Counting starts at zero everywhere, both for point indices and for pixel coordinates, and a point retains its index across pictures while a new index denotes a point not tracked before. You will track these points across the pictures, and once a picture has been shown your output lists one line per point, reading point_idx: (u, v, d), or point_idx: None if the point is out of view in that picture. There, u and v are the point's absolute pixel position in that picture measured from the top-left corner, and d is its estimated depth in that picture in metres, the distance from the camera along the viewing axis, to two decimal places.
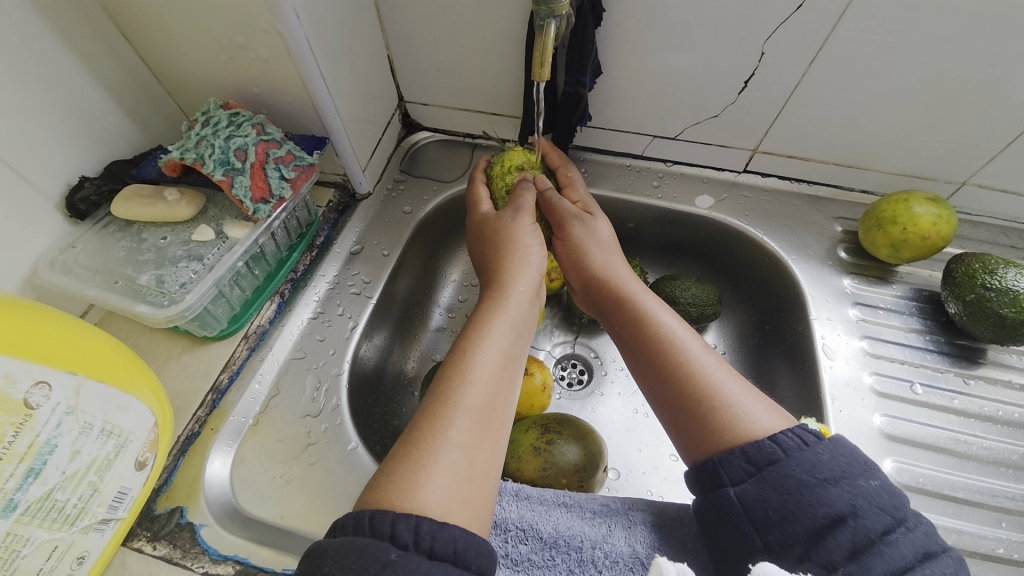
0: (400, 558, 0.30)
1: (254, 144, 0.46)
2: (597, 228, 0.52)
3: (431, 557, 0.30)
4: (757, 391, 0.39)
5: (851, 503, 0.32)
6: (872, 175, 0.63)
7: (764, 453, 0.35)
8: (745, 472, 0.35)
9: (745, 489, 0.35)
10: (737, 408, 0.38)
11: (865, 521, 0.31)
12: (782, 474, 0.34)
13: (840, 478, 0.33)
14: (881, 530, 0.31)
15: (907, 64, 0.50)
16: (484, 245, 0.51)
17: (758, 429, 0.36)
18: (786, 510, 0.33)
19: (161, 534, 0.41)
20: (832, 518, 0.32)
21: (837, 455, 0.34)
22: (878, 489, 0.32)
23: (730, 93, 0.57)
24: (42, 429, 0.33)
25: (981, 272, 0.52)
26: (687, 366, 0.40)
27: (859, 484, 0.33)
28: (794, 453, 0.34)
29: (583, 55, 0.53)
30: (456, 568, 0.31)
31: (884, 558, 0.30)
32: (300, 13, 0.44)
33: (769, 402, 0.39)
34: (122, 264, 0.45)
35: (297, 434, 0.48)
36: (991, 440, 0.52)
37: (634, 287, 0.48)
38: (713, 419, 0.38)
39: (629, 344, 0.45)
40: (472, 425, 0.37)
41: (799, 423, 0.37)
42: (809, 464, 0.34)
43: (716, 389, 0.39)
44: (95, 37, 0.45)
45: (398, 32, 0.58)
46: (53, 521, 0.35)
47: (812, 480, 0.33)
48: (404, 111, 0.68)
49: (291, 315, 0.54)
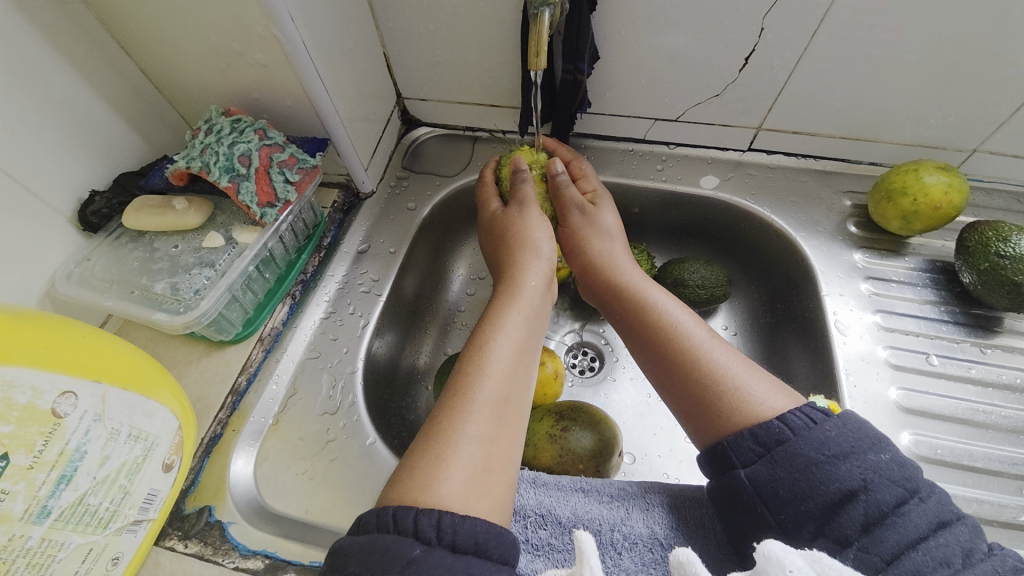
0: (423, 554, 0.30)
1: (257, 149, 0.47)
2: (603, 217, 0.52)
3: (453, 551, 0.31)
4: (765, 373, 0.39)
5: (862, 478, 0.32)
6: (880, 147, 0.61)
7: (773, 434, 0.35)
8: (754, 453, 0.35)
9: (755, 470, 0.35)
10: (744, 391, 0.38)
11: (877, 494, 0.31)
12: (791, 453, 0.34)
13: (850, 454, 0.33)
14: (894, 502, 0.31)
15: (912, 30, 0.49)
16: (493, 241, 0.52)
17: (766, 411, 0.36)
18: (798, 489, 0.33)
19: (191, 532, 0.43)
20: (844, 494, 0.32)
21: (845, 431, 0.34)
22: (888, 462, 0.32)
23: (731, 71, 0.56)
24: (71, 436, 0.35)
25: (995, 240, 0.51)
26: (694, 351, 0.41)
27: (869, 458, 0.33)
28: (802, 432, 0.34)
29: (580, 40, 0.52)
30: (478, 559, 0.31)
31: (897, 530, 0.30)
32: (294, 16, 0.44)
33: (777, 385, 0.39)
34: (137, 274, 0.46)
35: (316, 432, 0.49)
36: (1009, 408, 0.51)
37: (640, 276, 0.48)
38: (721, 402, 0.38)
39: (633, 331, 0.46)
40: (489, 418, 0.37)
41: (807, 401, 0.37)
42: (817, 441, 0.34)
43: (723, 373, 0.39)
44: (95, 51, 0.46)
45: (392, 29, 0.58)
46: (87, 525, 0.36)
47: (821, 457, 0.33)
48: (403, 108, 0.68)
49: (304, 316, 0.54)
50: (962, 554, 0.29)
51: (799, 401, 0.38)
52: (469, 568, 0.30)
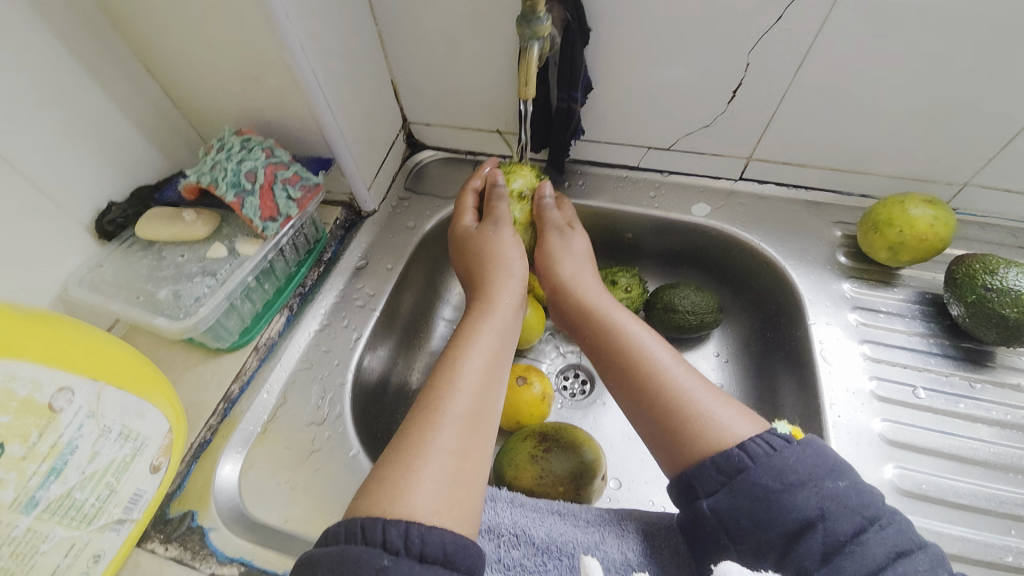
0: (392, 563, 0.31)
1: (264, 167, 0.50)
2: (574, 240, 0.54)
3: (422, 561, 0.32)
4: (727, 398, 0.41)
5: (820, 506, 0.34)
6: (870, 179, 0.62)
7: (734, 462, 0.36)
8: (717, 482, 0.36)
9: (717, 500, 0.36)
10: (708, 417, 0.39)
11: (834, 523, 0.33)
12: (751, 482, 0.35)
13: (807, 481, 0.35)
14: (851, 531, 0.33)
15: (891, 68, 0.51)
16: (466, 255, 0.53)
17: (728, 437, 0.38)
18: (758, 518, 0.35)
19: (173, 536, 0.44)
20: (802, 523, 0.34)
21: (803, 458, 0.36)
22: (845, 489, 0.34)
23: (719, 103, 0.58)
24: (64, 430, 0.37)
25: (981, 273, 0.51)
26: (660, 377, 0.42)
27: (826, 485, 0.34)
28: (761, 459, 0.36)
29: (573, 72, 0.55)
30: (446, 570, 0.32)
31: (855, 559, 0.32)
32: (304, 45, 0.48)
33: (740, 409, 0.40)
34: (144, 280, 0.49)
35: (302, 441, 0.50)
36: (999, 444, 0.51)
37: (608, 299, 0.49)
38: (686, 429, 0.39)
39: (601, 354, 0.47)
40: (460, 431, 0.38)
41: (770, 426, 0.38)
42: (775, 470, 0.35)
43: (687, 399, 0.40)
44: (123, 75, 0.50)
45: (399, 59, 0.61)
46: (71, 519, 0.38)
47: (779, 485, 0.35)
48: (408, 132, 0.71)
49: (300, 327, 0.57)
50: None
51: (763, 425, 0.39)
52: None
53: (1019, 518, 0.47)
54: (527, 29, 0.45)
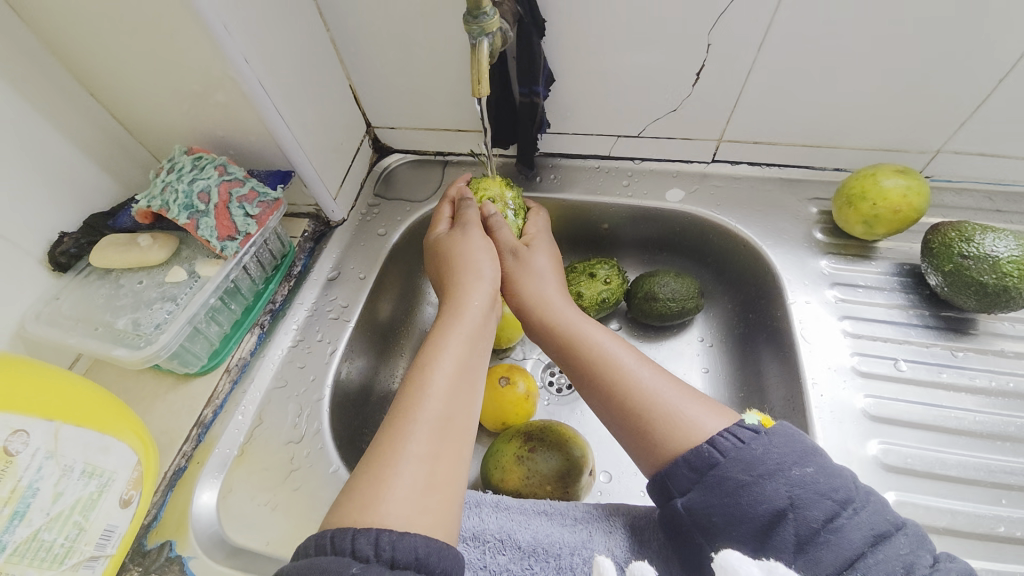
0: (361, 571, 0.30)
1: (217, 186, 0.49)
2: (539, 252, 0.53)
3: (392, 567, 0.31)
4: (696, 394, 0.40)
5: (789, 496, 0.33)
6: (843, 152, 0.61)
7: (704, 459, 0.36)
8: (689, 480, 0.36)
9: (690, 498, 0.36)
10: (678, 414, 0.38)
11: (805, 511, 0.32)
12: (721, 478, 0.35)
13: (775, 472, 0.34)
14: (824, 518, 0.32)
15: (855, 39, 0.50)
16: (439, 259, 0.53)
17: (698, 434, 0.37)
18: (729, 514, 0.34)
19: (152, 568, 0.43)
20: (774, 514, 0.33)
21: (771, 448, 0.35)
22: (813, 475, 0.33)
23: (685, 86, 0.57)
24: (23, 473, 0.36)
25: (958, 241, 0.51)
26: (627, 375, 0.42)
27: (793, 474, 0.34)
28: (731, 453, 0.35)
29: (532, 65, 0.54)
30: (419, 574, 0.31)
31: (829, 548, 0.31)
32: (248, 57, 0.46)
33: (709, 403, 0.40)
34: (102, 310, 0.48)
35: (280, 461, 0.49)
36: (984, 413, 0.50)
37: (576, 308, 0.49)
38: (656, 429, 0.38)
39: (566, 357, 0.46)
40: (431, 437, 0.37)
41: (738, 419, 0.38)
42: (744, 463, 0.34)
43: (655, 398, 0.40)
44: (64, 99, 0.48)
45: (356, 63, 0.60)
46: (43, 560, 0.37)
47: (749, 478, 0.34)
48: (373, 137, 0.70)
49: (272, 344, 0.55)
50: (901, 569, 0.30)
51: (732, 418, 0.39)
52: None
53: (1009, 486, 0.47)
54: (475, 26, 0.44)
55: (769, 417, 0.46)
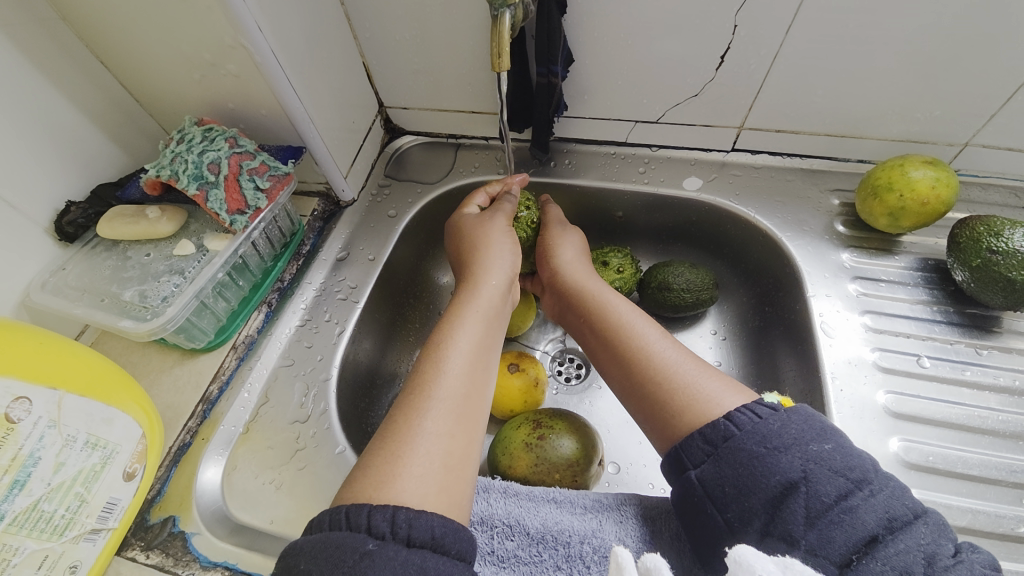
0: (377, 548, 0.29)
1: (227, 157, 0.48)
2: (570, 235, 0.56)
3: (409, 546, 0.30)
4: (712, 370, 0.41)
5: (803, 469, 0.32)
6: (867, 144, 0.60)
7: (719, 432, 0.36)
8: (703, 453, 0.36)
9: (703, 470, 0.36)
10: (695, 389, 0.39)
11: (818, 486, 0.32)
12: (735, 449, 0.35)
13: (792, 446, 0.33)
14: (837, 494, 0.31)
15: (888, 24, 0.48)
16: (458, 241, 0.54)
17: (717, 409, 0.37)
18: (741, 485, 0.34)
19: (154, 543, 0.42)
20: (786, 486, 0.32)
21: (789, 424, 0.34)
22: (831, 452, 0.33)
23: (708, 71, 0.55)
24: (24, 441, 0.35)
25: (986, 235, 0.49)
26: (648, 348, 0.43)
27: (810, 449, 0.33)
28: (746, 427, 0.35)
29: (551, 44, 0.52)
30: (436, 555, 0.31)
31: (844, 528, 0.30)
32: (262, 26, 0.44)
33: (726, 381, 0.40)
34: (108, 282, 0.47)
35: (286, 440, 0.48)
36: (1008, 412, 0.49)
37: (600, 282, 0.51)
38: (673, 402, 0.39)
39: (596, 330, 0.48)
40: (450, 415, 0.37)
41: (757, 396, 0.38)
42: (760, 435, 0.34)
43: (675, 371, 0.41)
44: (73, 66, 0.47)
45: (369, 39, 0.58)
46: (41, 531, 0.36)
47: (763, 450, 0.34)
48: (386, 117, 0.68)
49: (280, 322, 0.55)
50: (921, 557, 0.28)
51: (751, 396, 0.39)
52: (426, 562, 0.30)
53: None
54: None
55: (791, 400, 0.48)
